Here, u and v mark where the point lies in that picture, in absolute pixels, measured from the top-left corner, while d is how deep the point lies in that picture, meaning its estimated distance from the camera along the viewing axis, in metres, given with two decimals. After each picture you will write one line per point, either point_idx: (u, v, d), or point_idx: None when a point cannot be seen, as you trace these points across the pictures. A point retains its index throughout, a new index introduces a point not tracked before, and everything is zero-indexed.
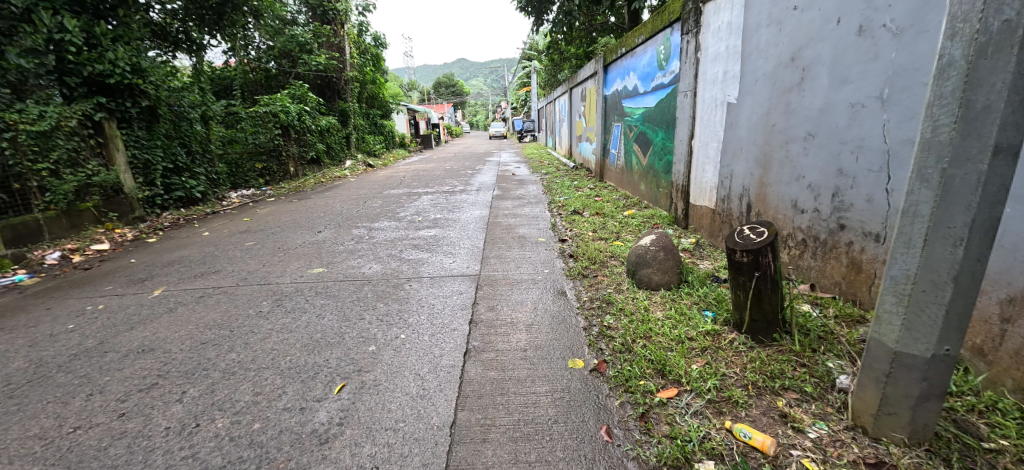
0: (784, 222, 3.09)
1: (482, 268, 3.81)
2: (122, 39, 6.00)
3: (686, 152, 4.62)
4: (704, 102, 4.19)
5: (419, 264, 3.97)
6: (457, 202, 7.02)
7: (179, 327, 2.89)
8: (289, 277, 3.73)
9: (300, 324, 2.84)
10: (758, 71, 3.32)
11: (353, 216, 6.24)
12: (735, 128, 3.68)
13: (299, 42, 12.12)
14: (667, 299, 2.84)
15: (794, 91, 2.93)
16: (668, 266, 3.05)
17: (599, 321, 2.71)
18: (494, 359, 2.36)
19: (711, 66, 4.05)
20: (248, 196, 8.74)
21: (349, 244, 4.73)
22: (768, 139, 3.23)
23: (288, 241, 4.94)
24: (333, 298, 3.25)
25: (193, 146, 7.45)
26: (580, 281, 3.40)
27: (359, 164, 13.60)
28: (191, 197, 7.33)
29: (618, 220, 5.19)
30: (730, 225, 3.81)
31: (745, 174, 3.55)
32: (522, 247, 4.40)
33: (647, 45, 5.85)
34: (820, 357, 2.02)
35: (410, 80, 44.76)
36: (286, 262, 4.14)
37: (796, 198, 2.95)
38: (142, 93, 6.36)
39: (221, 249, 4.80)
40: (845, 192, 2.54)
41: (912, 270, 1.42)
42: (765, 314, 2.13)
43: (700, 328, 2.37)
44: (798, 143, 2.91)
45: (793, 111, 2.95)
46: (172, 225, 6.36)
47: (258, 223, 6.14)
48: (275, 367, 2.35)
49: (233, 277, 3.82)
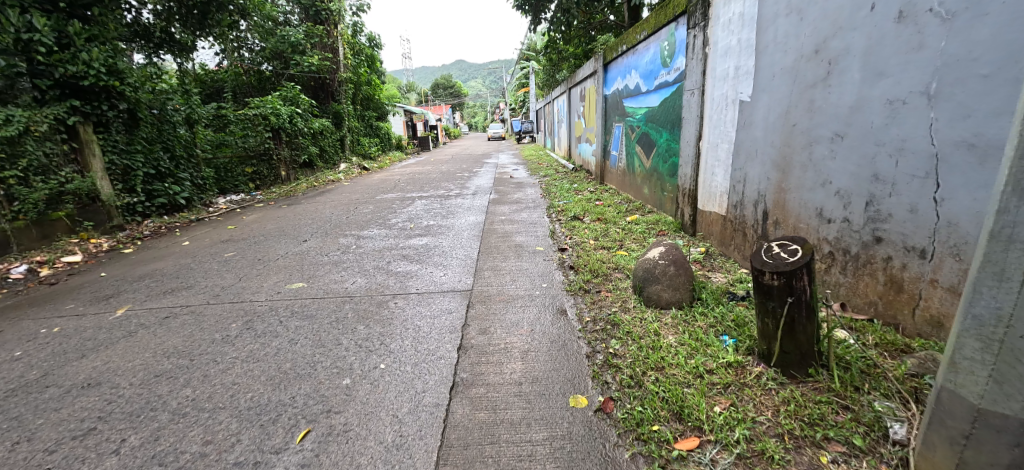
0: (808, 232, 2.79)
1: (475, 282, 3.50)
2: (97, 39, 5.71)
3: (693, 154, 4.31)
4: (713, 100, 3.90)
5: (407, 278, 3.66)
6: (452, 208, 6.72)
7: (134, 355, 2.58)
8: (265, 294, 3.42)
9: (269, 352, 2.52)
10: (775, 65, 3.03)
11: (342, 223, 5.93)
12: (748, 128, 3.38)
13: (291, 43, 11.85)
14: (679, 321, 2.54)
15: (818, 86, 2.65)
16: (680, 283, 2.74)
17: (603, 347, 2.41)
18: (484, 396, 2.05)
19: (720, 62, 3.75)
20: (236, 202, 8.45)
21: (334, 255, 4.42)
22: (787, 140, 2.93)
23: (270, 252, 4.63)
24: (309, 319, 2.94)
25: (177, 151, 7.14)
26: (582, 297, 3.09)
27: (353, 168, 13.32)
28: (175, 203, 7.04)
29: (621, 226, 4.90)
30: (743, 233, 3.52)
31: (760, 179, 3.27)
32: (518, 258, 4.09)
33: (649, 41, 5.57)
34: (865, 398, 1.73)
35: (409, 82, 44.44)
36: (264, 277, 3.83)
37: (821, 206, 2.66)
38: (120, 96, 6.05)
39: (198, 261, 4.50)
40: (882, 200, 2.25)
41: (1005, 310, 1.13)
42: (799, 346, 1.83)
43: (720, 358, 2.07)
44: (823, 145, 2.63)
45: (816, 110, 2.66)
46: (152, 234, 6.06)
47: (242, 232, 5.84)
48: (233, 408, 2.05)
49: (205, 294, 3.51)
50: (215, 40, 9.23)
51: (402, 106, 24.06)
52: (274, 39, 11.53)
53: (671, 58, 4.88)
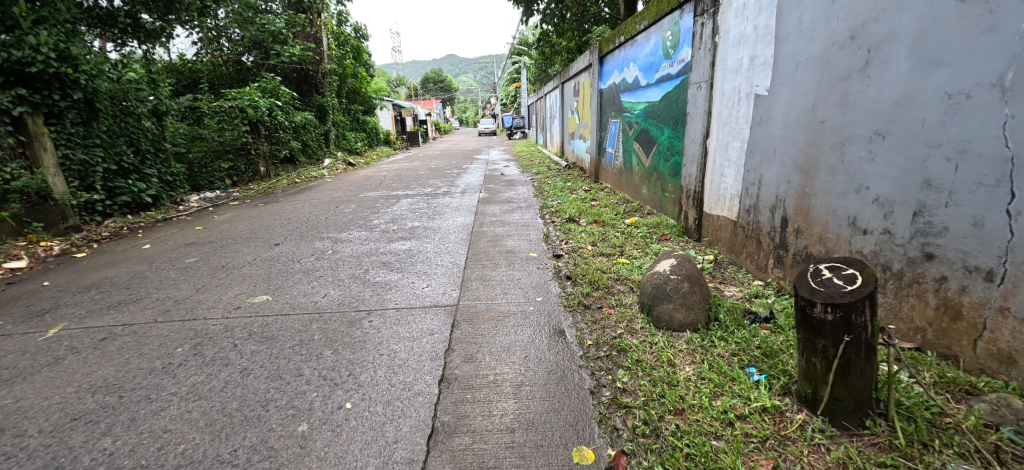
0: (837, 243, 2.47)
1: (462, 295, 3.12)
2: (47, 21, 5.22)
3: (700, 152, 3.97)
4: (723, 95, 3.56)
5: (385, 290, 3.28)
6: (439, 208, 6.32)
7: (53, 391, 2.17)
8: (221, 310, 3.01)
9: (215, 387, 2.13)
10: (799, 55, 2.69)
11: (320, 224, 5.51)
12: (766, 125, 3.04)
13: (271, 32, 11.21)
14: (695, 348, 2.20)
15: (852, 78, 2.31)
16: (695, 301, 2.39)
17: (610, 379, 2.07)
18: (469, 448, 1.70)
19: (732, 52, 3.41)
20: (210, 200, 7.95)
21: (306, 262, 4.00)
22: (813, 139, 2.60)
23: (237, 258, 4.20)
24: (269, 342, 2.54)
25: (144, 144, 6.68)
26: (582, 315, 2.73)
27: (338, 164, 12.81)
28: (140, 201, 6.55)
29: (620, 229, 4.56)
30: (758, 240, 3.20)
31: (779, 182, 2.93)
32: (510, 266, 3.72)
33: (650, 31, 5.21)
34: (939, 460, 1.41)
35: (399, 75, 43.58)
36: (226, 288, 3.42)
37: (853, 214, 2.35)
38: (74, 85, 5.57)
39: (155, 268, 4.07)
40: (935, 210, 1.94)
41: None
42: (854, 392, 1.51)
43: (752, 401, 1.74)
44: (858, 144, 2.30)
45: (851, 105, 2.33)
46: (112, 236, 5.58)
47: (209, 234, 5.37)
48: (158, 466, 1.66)
49: (155, 309, 3.09)
50: (188, 27, 8.70)
51: (391, 100, 23.50)
52: (254, 28, 10.89)
53: (675, 48, 4.52)
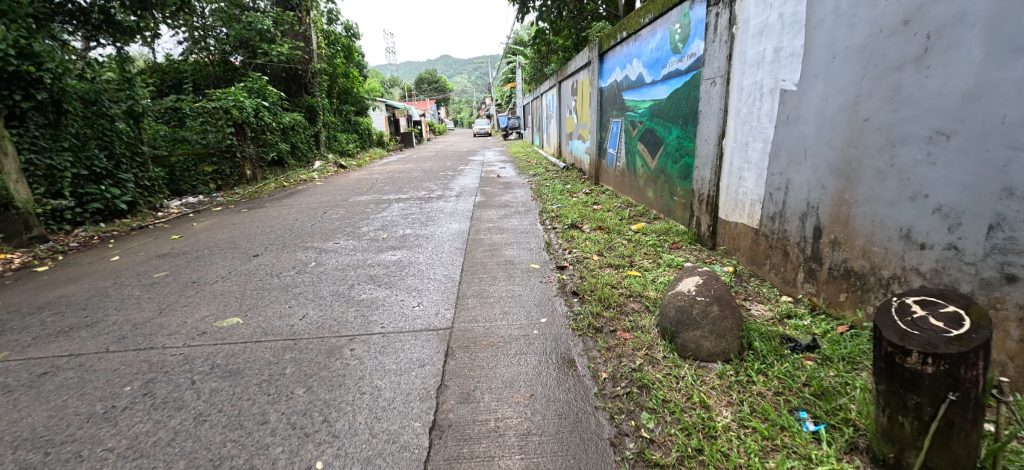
0: (885, 258, 2.16)
1: (456, 316, 2.78)
2: (6, 15, 4.80)
3: (714, 153, 3.66)
4: (741, 90, 3.25)
5: (371, 310, 2.94)
6: (432, 213, 5.98)
7: None
8: (184, 336, 2.66)
9: (161, 441, 1.79)
10: (836, 44, 2.38)
11: (304, 232, 5.14)
12: (795, 123, 2.73)
13: (258, 31, 10.77)
14: (731, 384, 1.88)
15: (906, 68, 2.00)
16: (726, 328, 2.06)
17: (634, 426, 1.74)
18: None
19: (752, 44, 3.10)
20: (192, 205, 7.54)
21: (286, 276, 3.64)
22: (855, 140, 2.29)
23: (210, 273, 3.83)
24: (232, 378, 2.19)
25: (119, 148, 6.31)
26: (594, 340, 2.40)
27: (329, 166, 12.42)
28: (115, 208, 6.18)
29: (627, 237, 4.25)
30: (785, 251, 2.88)
31: (811, 187, 2.62)
32: (509, 280, 3.38)
33: (656, 25, 4.89)
34: None
35: (392, 76, 43.09)
36: (193, 308, 3.07)
37: (907, 225, 2.04)
38: (38, 84, 5.19)
39: (119, 285, 3.70)
40: (1019, 224, 1.64)
41: None
42: (954, 462, 1.19)
43: (816, 464, 1.42)
44: (914, 145, 1.99)
45: (904, 99, 2.02)
46: (81, 246, 5.22)
47: (185, 244, 5.00)
48: None
49: (109, 336, 2.74)
50: (168, 25, 8.29)
51: (383, 100, 23.08)
52: (239, 26, 10.51)
53: (685, 42, 4.21)
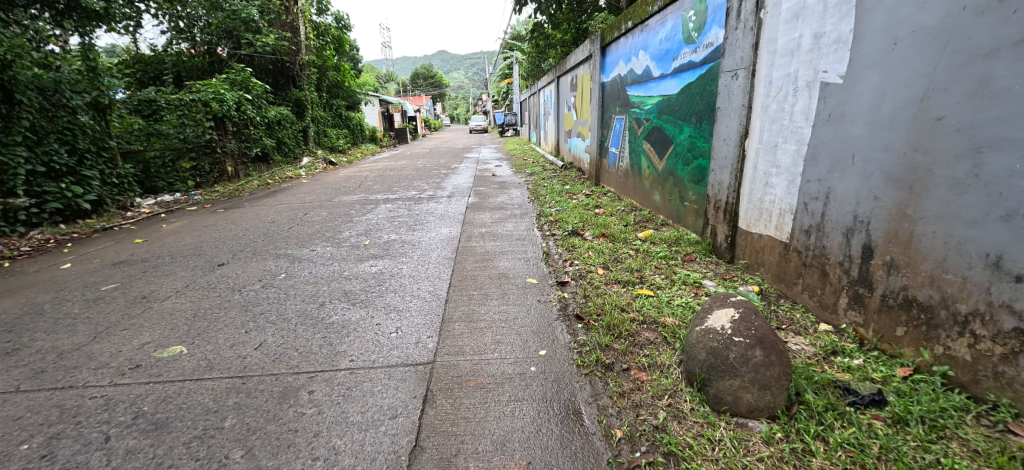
0: (964, 290, 1.76)
1: (439, 346, 2.36)
2: None
3: (736, 155, 3.24)
4: (770, 83, 2.84)
5: (340, 337, 2.50)
6: (421, 216, 5.54)
7: None
8: (111, 372, 2.21)
9: None
10: (898, 26, 1.97)
11: (279, 237, 4.69)
12: (839, 122, 2.32)
13: (242, 20, 10.25)
14: (785, 455, 1.48)
15: (1004, 53, 1.60)
16: (773, 378, 1.64)
17: None
18: None
19: (785, 29, 2.69)
20: (165, 203, 7.06)
21: (249, 292, 3.19)
22: (922, 143, 1.89)
23: (164, 286, 3.38)
24: (157, 433, 1.77)
25: (83, 143, 5.83)
26: (604, 382, 1.99)
27: (317, 163, 11.93)
28: (78, 207, 5.70)
29: (634, 246, 3.83)
30: (822, 270, 2.47)
31: (859, 198, 2.21)
32: (503, 299, 2.96)
33: (666, 13, 4.47)
34: None
35: (387, 70, 42.39)
36: (133, 333, 2.62)
37: (996, 250, 1.65)
38: None
39: (59, 300, 3.25)
40: None
41: None
42: None
43: None
44: (1010, 152, 1.59)
45: (998, 93, 1.62)
46: (35, 250, 4.75)
47: (147, 249, 4.54)
48: None
49: (25, 369, 2.29)
50: (142, 11, 7.80)
51: (376, 95, 22.53)
52: (222, 14, 9.99)
53: (700, 31, 3.80)
